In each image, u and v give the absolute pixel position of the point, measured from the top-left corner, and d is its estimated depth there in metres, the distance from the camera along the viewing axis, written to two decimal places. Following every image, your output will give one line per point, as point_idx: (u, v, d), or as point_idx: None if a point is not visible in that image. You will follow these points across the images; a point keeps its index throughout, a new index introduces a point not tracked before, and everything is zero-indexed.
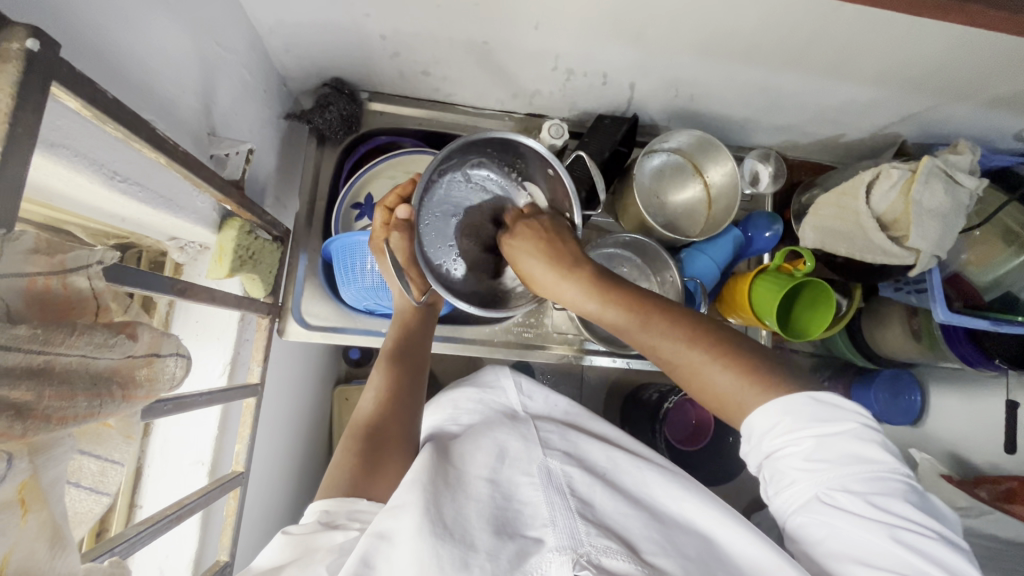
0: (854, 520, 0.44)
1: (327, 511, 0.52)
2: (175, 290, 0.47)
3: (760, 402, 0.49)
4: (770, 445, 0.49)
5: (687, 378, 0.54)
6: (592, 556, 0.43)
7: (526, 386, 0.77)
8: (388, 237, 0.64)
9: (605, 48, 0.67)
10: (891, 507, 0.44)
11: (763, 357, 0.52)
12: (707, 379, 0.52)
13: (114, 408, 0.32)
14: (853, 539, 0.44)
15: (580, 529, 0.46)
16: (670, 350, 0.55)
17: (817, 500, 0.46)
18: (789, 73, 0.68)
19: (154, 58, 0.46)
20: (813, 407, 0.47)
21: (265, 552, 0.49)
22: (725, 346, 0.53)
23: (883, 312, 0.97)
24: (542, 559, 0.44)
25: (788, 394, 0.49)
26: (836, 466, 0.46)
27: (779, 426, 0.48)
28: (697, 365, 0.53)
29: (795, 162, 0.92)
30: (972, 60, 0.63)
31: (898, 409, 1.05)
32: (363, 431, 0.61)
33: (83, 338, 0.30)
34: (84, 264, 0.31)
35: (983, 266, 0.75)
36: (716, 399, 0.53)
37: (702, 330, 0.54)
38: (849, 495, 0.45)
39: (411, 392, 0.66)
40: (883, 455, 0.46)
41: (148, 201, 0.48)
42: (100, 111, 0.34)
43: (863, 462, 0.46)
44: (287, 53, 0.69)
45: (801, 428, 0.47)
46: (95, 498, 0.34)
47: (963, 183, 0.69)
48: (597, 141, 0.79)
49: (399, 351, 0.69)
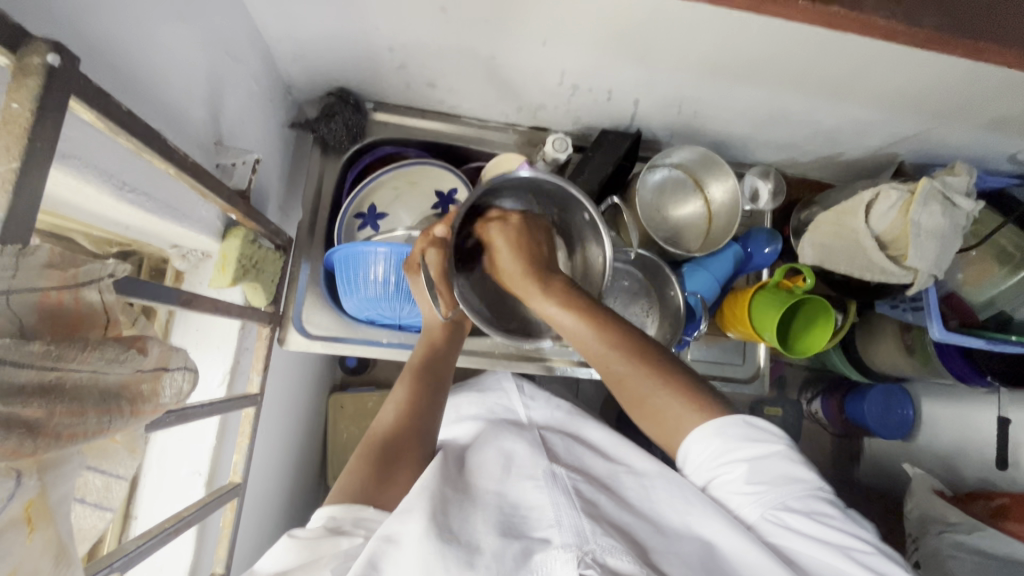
0: (801, 539, 0.45)
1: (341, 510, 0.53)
2: (180, 301, 0.46)
3: (697, 423, 0.53)
4: (711, 468, 0.51)
5: (630, 396, 0.58)
6: (597, 555, 0.43)
7: (528, 391, 0.79)
8: (424, 253, 0.67)
9: (612, 66, 0.68)
10: (833, 524, 0.46)
11: (695, 383, 0.56)
12: (639, 391, 0.56)
13: (123, 424, 0.32)
14: (803, 557, 0.45)
15: (585, 528, 0.45)
16: (604, 357, 0.59)
17: (763, 521, 0.48)
18: (791, 93, 0.70)
19: (164, 70, 0.46)
20: (745, 430, 0.51)
21: (267, 557, 0.49)
22: (666, 369, 0.57)
23: (877, 329, 0.98)
24: (547, 558, 0.44)
25: (722, 417, 0.53)
26: (773, 487, 0.48)
27: (717, 448, 0.51)
28: (641, 384, 0.56)
29: (794, 179, 0.93)
30: (969, 86, 0.64)
31: (891, 421, 1.05)
32: (379, 443, 0.61)
33: (95, 353, 0.30)
34: (96, 278, 0.30)
35: (977, 284, 0.76)
36: (653, 416, 0.56)
37: (649, 353, 0.58)
38: (793, 514, 0.47)
39: (431, 407, 0.66)
40: (812, 476, 0.49)
41: (155, 211, 0.48)
42: (114, 124, 0.34)
43: (796, 481, 0.49)
44: (294, 63, 0.69)
45: (734, 451, 0.50)
46: (98, 514, 0.34)
47: (961, 205, 0.70)
48: (600, 155, 0.79)
49: (423, 365, 0.69)
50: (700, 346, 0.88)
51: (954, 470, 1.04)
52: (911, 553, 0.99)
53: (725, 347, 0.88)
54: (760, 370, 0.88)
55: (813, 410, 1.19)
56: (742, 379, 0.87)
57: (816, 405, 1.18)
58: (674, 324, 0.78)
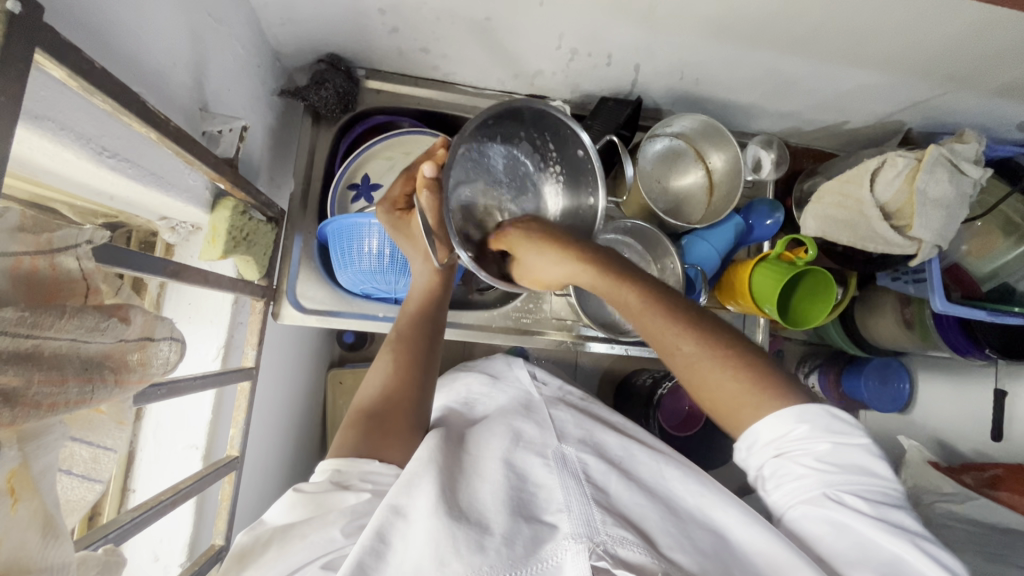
0: (860, 520, 0.43)
1: (336, 468, 0.53)
2: (168, 272, 0.45)
3: (771, 408, 0.48)
4: (776, 449, 0.48)
5: (689, 376, 0.52)
6: (608, 546, 0.43)
7: (539, 376, 0.76)
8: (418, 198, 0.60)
9: (612, 28, 0.65)
10: (895, 519, 0.44)
11: (763, 363, 0.51)
12: (708, 374, 0.51)
13: (106, 393, 0.31)
14: (858, 538, 0.43)
15: (595, 517, 0.45)
16: (672, 339, 0.52)
17: (822, 500, 0.46)
18: (798, 56, 0.67)
19: (141, 29, 0.43)
20: (827, 419, 0.47)
21: (275, 507, 0.50)
22: (734, 350, 0.51)
23: (878, 299, 0.98)
24: (557, 547, 0.43)
25: (802, 402, 0.48)
26: (843, 473, 0.46)
27: (794, 431, 0.47)
28: (707, 366, 0.51)
29: (797, 150, 0.91)
30: (982, 47, 0.62)
31: (887, 395, 1.06)
32: (376, 401, 0.60)
33: (74, 321, 0.29)
34: (73, 244, 0.29)
35: (981, 256, 0.75)
36: (718, 402, 0.51)
37: (722, 336, 0.52)
38: (855, 497, 0.45)
39: (425, 367, 0.64)
40: (887, 474, 0.47)
41: (139, 178, 0.46)
42: (87, 82, 0.32)
43: (868, 475, 0.46)
44: (282, 27, 0.67)
45: (815, 435, 0.47)
46: (87, 486, 0.33)
47: (968, 172, 0.68)
48: (599, 124, 0.77)
49: (411, 326, 0.66)
50: None
51: (948, 442, 1.05)
52: None
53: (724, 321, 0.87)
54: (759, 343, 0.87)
55: (810, 384, 1.19)
56: None
57: (813, 379, 1.17)
58: None
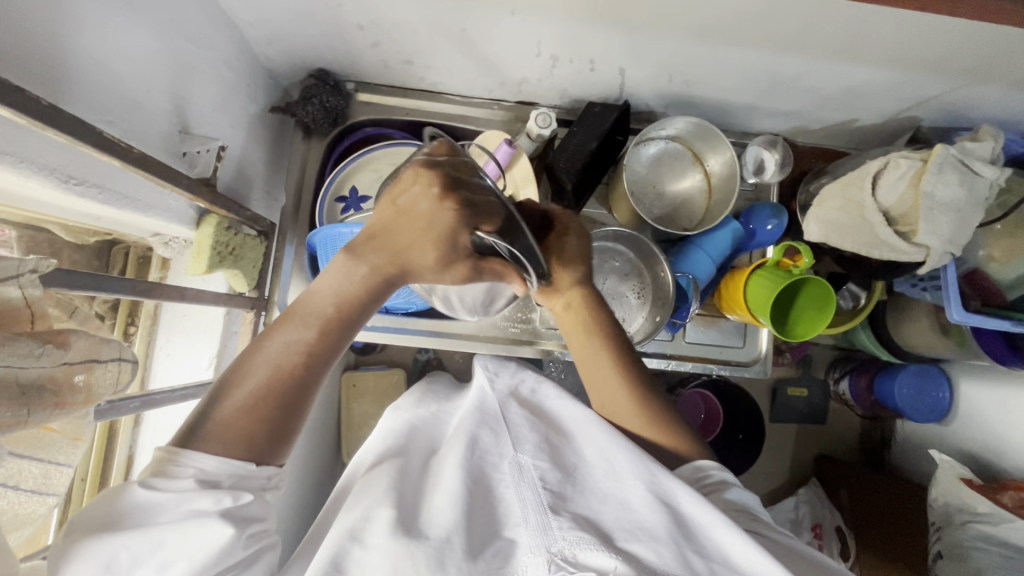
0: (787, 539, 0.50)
1: (166, 459, 0.44)
2: (137, 291, 0.47)
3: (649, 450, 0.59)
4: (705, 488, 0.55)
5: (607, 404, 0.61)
6: (567, 552, 0.43)
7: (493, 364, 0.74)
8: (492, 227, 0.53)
9: (589, 34, 0.64)
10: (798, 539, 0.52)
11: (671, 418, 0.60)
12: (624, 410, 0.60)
13: (47, 415, 0.32)
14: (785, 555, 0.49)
15: (552, 525, 0.46)
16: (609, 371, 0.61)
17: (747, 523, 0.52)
18: (790, 55, 0.64)
19: (110, 61, 0.46)
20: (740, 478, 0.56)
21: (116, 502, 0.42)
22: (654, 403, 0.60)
23: (906, 304, 0.92)
24: (520, 561, 0.44)
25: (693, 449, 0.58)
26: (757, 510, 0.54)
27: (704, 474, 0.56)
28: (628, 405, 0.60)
29: (805, 149, 0.87)
30: (993, 38, 0.57)
31: (923, 406, 0.98)
32: (236, 398, 0.48)
33: (6, 348, 0.30)
34: (13, 274, 0.32)
35: (1006, 261, 0.69)
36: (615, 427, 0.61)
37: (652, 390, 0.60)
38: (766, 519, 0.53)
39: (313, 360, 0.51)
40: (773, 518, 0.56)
41: (112, 203, 0.49)
42: (34, 118, 0.34)
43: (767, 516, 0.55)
44: (269, 46, 0.68)
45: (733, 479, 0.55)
46: (38, 499, 0.35)
47: (982, 172, 0.63)
48: (584, 132, 0.75)
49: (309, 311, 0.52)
50: (696, 328, 0.83)
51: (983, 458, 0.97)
52: (933, 542, 0.90)
53: (724, 330, 0.84)
54: (761, 354, 0.84)
55: (841, 390, 1.16)
56: (741, 363, 0.83)
57: (844, 386, 1.14)
58: (662, 306, 0.74)
